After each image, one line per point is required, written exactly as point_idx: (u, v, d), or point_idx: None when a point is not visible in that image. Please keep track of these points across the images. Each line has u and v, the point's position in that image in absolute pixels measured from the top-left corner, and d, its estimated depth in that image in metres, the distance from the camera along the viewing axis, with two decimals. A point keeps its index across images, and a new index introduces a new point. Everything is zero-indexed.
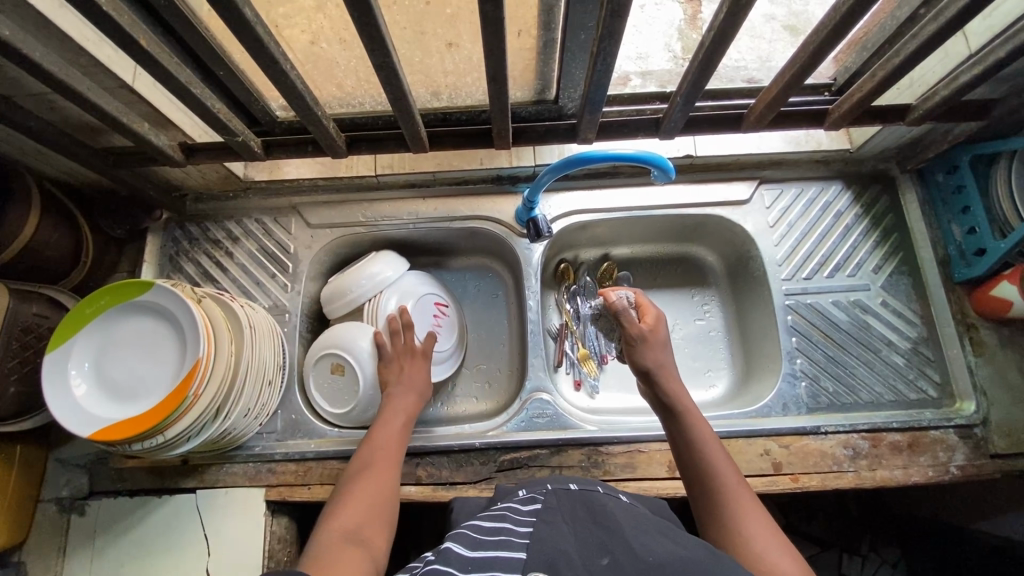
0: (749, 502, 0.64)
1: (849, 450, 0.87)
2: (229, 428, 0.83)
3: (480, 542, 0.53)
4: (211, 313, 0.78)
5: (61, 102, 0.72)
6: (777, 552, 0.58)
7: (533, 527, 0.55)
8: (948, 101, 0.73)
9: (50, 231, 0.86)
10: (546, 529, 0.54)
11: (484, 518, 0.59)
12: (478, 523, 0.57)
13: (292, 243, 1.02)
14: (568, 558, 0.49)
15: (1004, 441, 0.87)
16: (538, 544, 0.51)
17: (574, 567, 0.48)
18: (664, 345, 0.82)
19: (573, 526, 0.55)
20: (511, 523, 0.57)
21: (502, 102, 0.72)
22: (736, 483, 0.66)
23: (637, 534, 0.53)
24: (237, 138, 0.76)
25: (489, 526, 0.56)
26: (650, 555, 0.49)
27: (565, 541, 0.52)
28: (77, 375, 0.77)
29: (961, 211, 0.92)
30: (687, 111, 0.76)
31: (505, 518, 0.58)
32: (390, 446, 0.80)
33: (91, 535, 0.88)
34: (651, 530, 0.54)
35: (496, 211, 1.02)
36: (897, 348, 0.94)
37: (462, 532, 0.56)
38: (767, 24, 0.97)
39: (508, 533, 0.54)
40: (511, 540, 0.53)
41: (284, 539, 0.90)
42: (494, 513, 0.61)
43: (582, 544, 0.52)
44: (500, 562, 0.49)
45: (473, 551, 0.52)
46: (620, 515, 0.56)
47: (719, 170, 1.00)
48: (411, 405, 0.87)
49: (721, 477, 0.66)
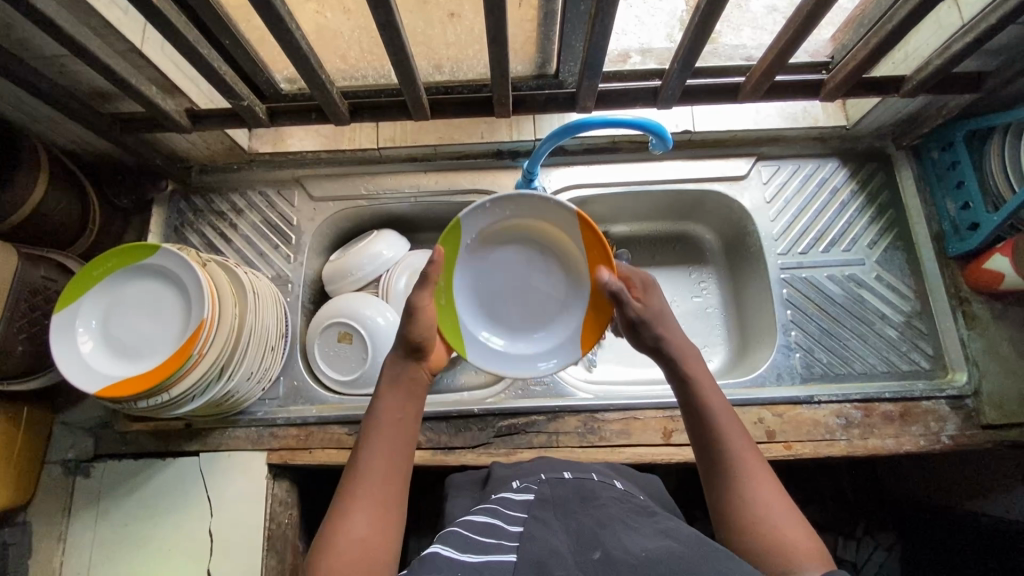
0: (765, 484, 0.60)
1: (842, 419, 0.88)
2: (233, 389, 0.84)
3: (469, 543, 0.53)
4: (216, 276, 0.80)
5: (72, 65, 0.74)
6: (798, 540, 0.56)
7: (525, 524, 0.56)
8: (942, 70, 0.75)
9: (59, 196, 0.87)
10: (538, 526, 0.55)
11: (476, 514, 0.60)
12: (468, 520, 0.58)
13: (295, 216, 1.03)
14: (559, 556, 0.50)
15: (995, 412, 0.88)
16: (529, 542, 0.52)
17: (566, 564, 0.49)
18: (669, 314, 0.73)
19: (565, 521, 0.56)
20: (502, 519, 0.58)
21: (503, 67, 0.74)
22: (752, 461, 0.62)
23: (628, 533, 0.53)
24: (243, 103, 0.77)
25: (480, 523, 0.57)
26: (641, 548, 0.50)
27: (556, 538, 0.53)
28: (85, 332, 0.78)
29: (955, 187, 0.93)
30: (683, 78, 0.78)
31: (496, 514, 0.59)
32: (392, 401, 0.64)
33: (97, 496, 0.90)
34: (643, 526, 0.55)
35: (496, 185, 1.03)
36: (891, 321, 0.95)
37: (453, 530, 0.57)
38: (770, 16, 0.91)
39: (500, 532, 0.55)
40: (502, 539, 0.53)
41: (285, 502, 0.91)
42: (486, 507, 0.62)
43: (575, 540, 0.53)
44: (489, 566, 0.49)
45: (465, 554, 0.51)
46: (610, 508, 0.59)
47: (717, 146, 1.01)
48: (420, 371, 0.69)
49: (740, 462, 0.62)
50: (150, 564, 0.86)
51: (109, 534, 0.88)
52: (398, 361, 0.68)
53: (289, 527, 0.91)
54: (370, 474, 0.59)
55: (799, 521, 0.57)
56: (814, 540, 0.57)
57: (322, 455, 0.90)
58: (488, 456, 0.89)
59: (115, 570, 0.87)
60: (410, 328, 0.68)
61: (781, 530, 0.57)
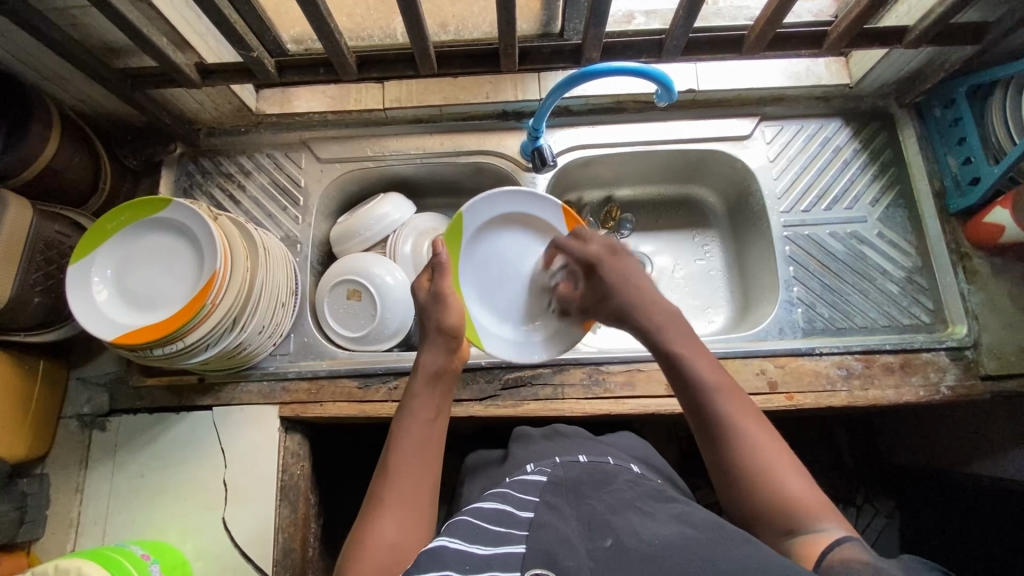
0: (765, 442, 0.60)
1: (842, 370, 0.90)
2: (245, 342, 0.86)
3: (479, 535, 0.56)
4: (227, 231, 0.81)
5: (84, 17, 0.75)
6: (807, 496, 0.57)
7: (535, 514, 0.58)
8: (943, 19, 0.76)
9: (70, 154, 0.88)
10: (550, 513, 0.57)
11: (486, 500, 0.63)
12: (480, 507, 0.61)
13: (303, 177, 1.04)
14: (569, 546, 0.52)
15: (995, 362, 0.89)
16: (538, 535, 0.54)
17: (576, 556, 0.51)
18: (602, 266, 0.77)
19: (577, 508, 0.58)
20: (512, 504, 0.61)
21: (509, 16, 0.74)
22: (749, 423, 0.62)
23: (641, 520, 0.55)
24: (253, 54, 0.79)
25: (491, 511, 0.60)
26: (654, 537, 0.51)
27: (568, 528, 0.55)
28: (99, 281, 0.80)
29: (957, 143, 0.94)
30: (688, 29, 0.78)
31: (508, 500, 0.62)
32: (419, 408, 0.71)
33: (113, 448, 0.92)
34: (659, 514, 0.56)
35: (502, 146, 1.03)
36: (892, 277, 0.96)
37: (462, 518, 0.59)
38: None
39: (510, 522, 0.57)
40: (512, 530, 0.56)
41: (297, 454, 0.93)
42: (499, 490, 0.65)
43: (586, 530, 0.54)
44: (497, 562, 0.52)
45: (474, 547, 0.54)
46: (625, 494, 0.60)
47: (721, 106, 1.02)
48: (439, 373, 0.74)
49: (735, 423, 0.61)
50: (166, 512, 0.88)
51: (125, 486, 0.90)
52: (429, 360, 0.75)
53: (301, 479, 0.93)
54: (399, 471, 0.66)
55: (802, 477, 0.59)
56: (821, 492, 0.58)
57: (332, 408, 0.92)
58: (494, 408, 0.90)
59: (133, 519, 0.89)
60: (441, 319, 0.76)
61: (778, 479, 0.58)
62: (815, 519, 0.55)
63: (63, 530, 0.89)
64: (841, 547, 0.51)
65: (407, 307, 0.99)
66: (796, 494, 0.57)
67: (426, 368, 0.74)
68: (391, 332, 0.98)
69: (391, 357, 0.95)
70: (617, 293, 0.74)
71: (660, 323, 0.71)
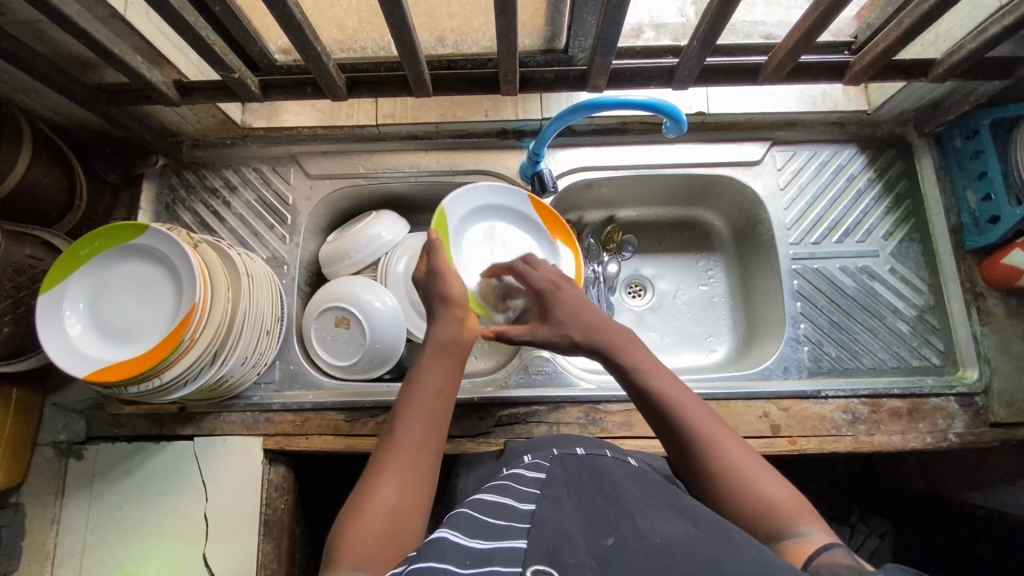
0: (729, 444, 0.59)
1: (848, 415, 0.87)
2: (226, 375, 0.82)
3: (477, 527, 0.50)
4: (207, 258, 0.76)
5: (52, 31, 0.69)
6: (779, 497, 0.55)
7: (534, 507, 0.53)
8: (974, 55, 0.71)
9: (43, 171, 0.83)
10: (550, 506, 0.52)
11: (485, 492, 0.57)
12: (478, 500, 0.55)
13: (291, 194, 0.99)
14: (570, 540, 0.47)
15: (1004, 409, 0.87)
16: (538, 529, 0.49)
17: (578, 553, 0.45)
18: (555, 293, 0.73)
19: (578, 502, 0.54)
20: (512, 498, 0.55)
21: (510, 42, 0.69)
22: (715, 431, 0.61)
23: (646, 518, 0.50)
24: (234, 75, 0.74)
25: (490, 503, 0.54)
26: (658, 536, 0.46)
27: (568, 522, 0.50)
28: (72, 315, 0.75)
29: (978, 176, 0.90)
30: (702, 58, 0.73)
31: (506, 493, 0.56)
32: (433, 370, 0.66)
33: (90, 478, 0.88)
34: (662, 510, 0.51)
35: (501, 166, 0.99)
36: (903, 315, 0.93)
37: (461, 510, 0.53)
38: None
39: (509, 514, 0.52)
40: (511, 522, 0.51)
41: (281, 487, 0.91)
42: (497, 483, 0.60)
43: (587, 523, 0.49)
44: (499, 555, 0.46)
45: (474, 541, 0.48)
46: (626, 488, 0.56)
47: (730, 129, 0.97)
48: (457, 338, 0.69)
49: (704, 434, 0.60)
50: (145, 546, 0.85)
51: (102, 518, 0.87)
52: (441, 331, 0.69)
53: (285, 512, 0.90)
54: (405, 435, 0.61)
55: (776, 477, 0.57)
56: (796, 491, 0.56)
57: (319, 441, 0.89)
58: (487, 445, 0.87)
59: (110, 553, 0.86)
60: (445, 291, 0.70)
61: (749, 480, 0.57)
62: (795, 522, 0.53)
63: (38, 564, 0.86)
64: (831, 550, 0.48)
65: (398, 333, 0.94)
66: (771, 496, 0.55)
67: (440, 336, 0.68)
68: (380, 361, 0.94)
69: (380, 391, 0.92)
70: (570, 321, 0.70)
71: (615, 333, 0.69)
